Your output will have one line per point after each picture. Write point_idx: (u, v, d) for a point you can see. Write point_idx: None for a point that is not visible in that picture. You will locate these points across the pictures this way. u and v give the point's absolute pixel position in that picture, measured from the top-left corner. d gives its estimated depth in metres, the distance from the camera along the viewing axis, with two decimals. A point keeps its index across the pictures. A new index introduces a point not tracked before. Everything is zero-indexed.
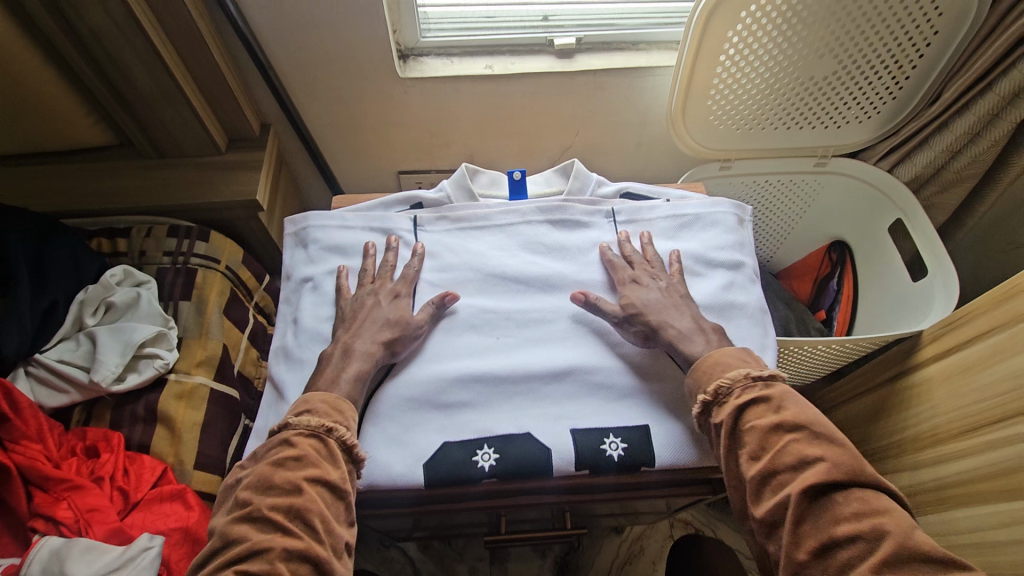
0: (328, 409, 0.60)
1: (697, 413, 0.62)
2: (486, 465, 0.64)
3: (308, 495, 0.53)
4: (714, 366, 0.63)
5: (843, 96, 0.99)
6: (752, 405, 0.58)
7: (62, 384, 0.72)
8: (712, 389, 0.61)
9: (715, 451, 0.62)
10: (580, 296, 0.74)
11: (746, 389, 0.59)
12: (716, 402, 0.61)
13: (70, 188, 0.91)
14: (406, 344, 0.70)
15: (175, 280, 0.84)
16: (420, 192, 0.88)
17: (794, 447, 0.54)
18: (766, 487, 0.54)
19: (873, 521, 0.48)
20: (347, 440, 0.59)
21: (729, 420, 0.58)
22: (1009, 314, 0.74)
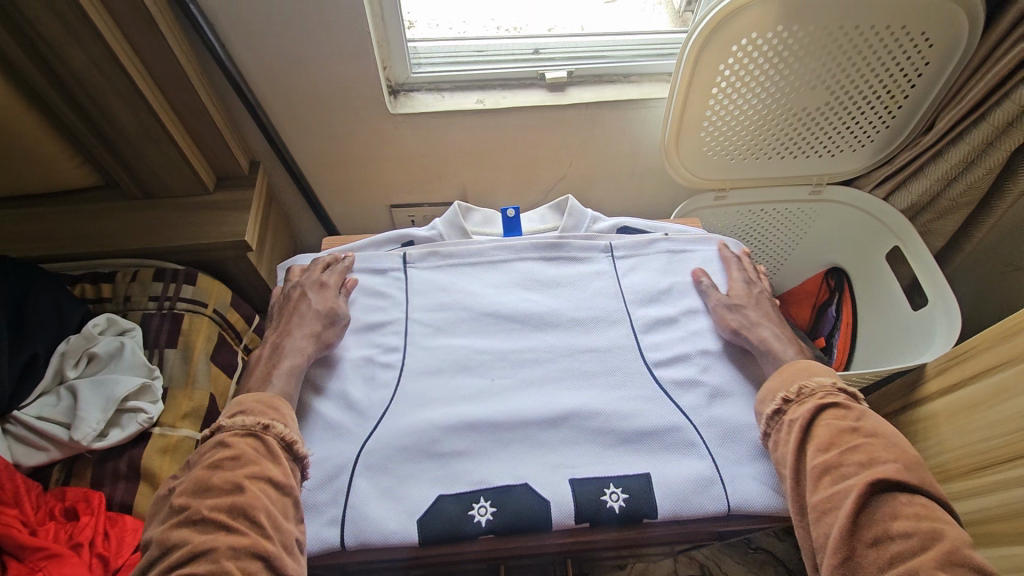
0: (262, 408, 0.61)
1: (773, 409, 0.65)
2: (482, 521, 0.60)
3: (251, 493, 0.54)
4: (800, 371, 0.66)
5: (837, 126, 0.98)
6: (831, 407, 0.61)
7: (42, 442, 0.69)
8: (796, 388, 0.64)
9: (773, 451, 0.64)
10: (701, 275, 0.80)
11: (829, 394, 0.62)
12: (795, 401, 0.64)
13: (53, 231, 0.89)
14: (330, 332, 0.72)
15: (160, 326, 0.82)
16: (411, 230, 0.86)
17: (865, 447, 0.57)
18: (825, 477, 0.57)
19: (932, 525, 0.51)
20: (285, 437, 0.60)
21: (804, 416, 0.61)
22: (1017, 349, 0.73)
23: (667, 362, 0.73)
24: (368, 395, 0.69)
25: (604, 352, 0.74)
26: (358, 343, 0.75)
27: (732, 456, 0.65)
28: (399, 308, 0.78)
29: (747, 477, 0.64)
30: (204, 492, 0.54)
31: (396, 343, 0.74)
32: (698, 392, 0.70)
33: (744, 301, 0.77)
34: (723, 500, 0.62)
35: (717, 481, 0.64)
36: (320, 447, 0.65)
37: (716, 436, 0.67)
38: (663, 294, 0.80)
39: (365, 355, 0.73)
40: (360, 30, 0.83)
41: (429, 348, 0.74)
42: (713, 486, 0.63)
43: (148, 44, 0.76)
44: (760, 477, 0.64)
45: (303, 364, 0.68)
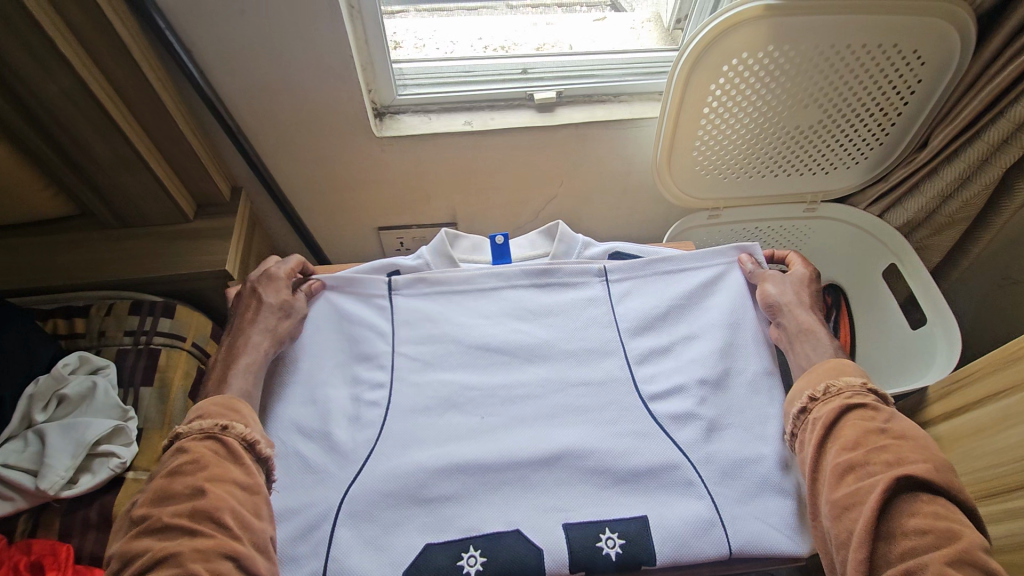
0: (221, 408, 0.60)
1: (802, 408, 0.64)
2: (472, 572, 0.57)
3: (215, 494, 0.53)
4: (831, 369, 0.65)
5: (830, 144, 0.97)
6: (859, 408, 0.60)
7: (7, 491, 0.65)
8: (823, 387, 0.63)
9: (800, 453, 0.63)
10: (748, 265, 0.78)
11: (857, 394, 0.61)
12: (821, 400, 0.63)
13: (24, 263, 0.85)
14: (287, 324, 0.72)
15: (135, 363, 0.79)
16: (397, 259, 0.84)
17: (890, 445, 0.56)
18: (848, 475, 0.56)
19: (951, 525, 0.50)
20: (247, 436, 0.59)
21: (829, 415, 0.60)
22: (1019, 377, 0.71)
23: (663, 396, 0.70)
24: (353, 436, 0.66)
25: (598, 387, 0.71)
26: (341, 379, 0.72)
27: (733, 496, 0.63)
28: (384, 339, 0.75)
29: (747, 518, 0.61)
30: (165, 499, 0.53)
31: (382, 378, 0.71)
32: (697, 426, 0.67)
33: (800, 286, 0.75)
34: (722, 543, 0.60)
35: (716, 523, 0.61)
36: (303, 495, 0.62)
37: (714, 474, 0.64)
38: (659, 320, 0.77)
39: (350, 395, 0.70)
40: (344, 54, 0.81)
41: (416, 384, 0.71)
42: (712, 529, 0.61)
43: (120, 70, 0.73)
44: (761, 519, 0.62)
45: (260, 360, 0.67)
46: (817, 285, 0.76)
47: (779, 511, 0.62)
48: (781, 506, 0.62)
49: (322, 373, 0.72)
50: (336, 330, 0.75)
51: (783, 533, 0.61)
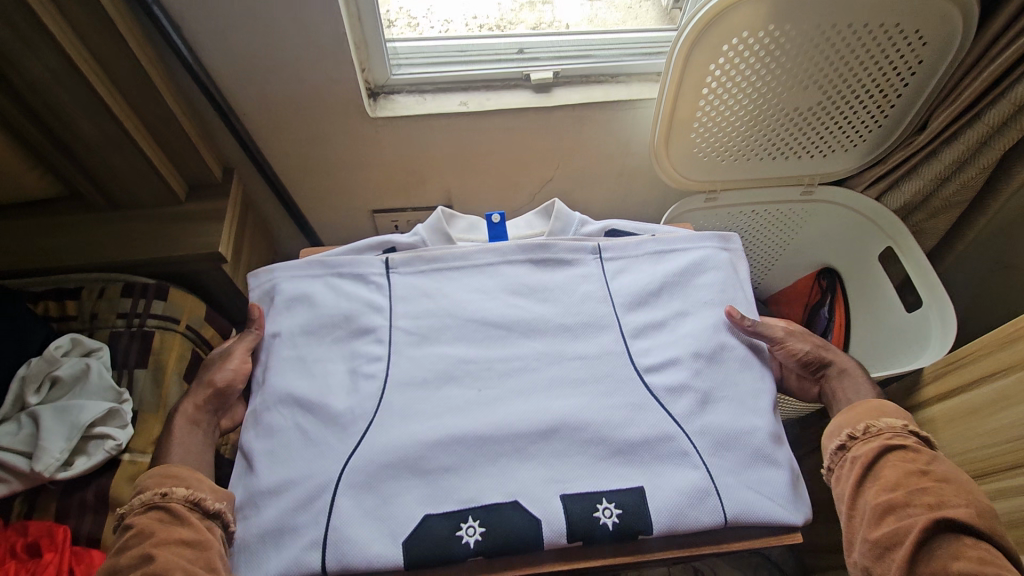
0: (160, 479, 0.58)
1: (838, 445, 0.65)
2: (471, 542, 0.56)
3: (162, 558, 0.51)
4: (870, 410, 0.66)
5: (828, 125, 0.96)
6: (900, 448, 0.61)
7: (1, 473, 0.65)
8: (862, 426, 0.64)
9: (835, 488, 0.64)
10: (738, 317, 0.72)
11: (898, 435, 0.62)
12: (860, 439, 0.64)
13: (13, 244, 0.84)
14: (221, 372, 0.69)
15: (129, 346, 0.79)
16: (392, 237, 0.80)
17: (932, 488, 0.56)
18: (888, 515, 0.56)
19: (995, 569, 0.50)
20: (190, 497, 0.57)
21: (870, 454, 0.61)
22: (1013, 357, 0.71)
23: (659, 367, 0.68)
24: (348, 404, 0.64)
25: (594, 359, 0.69)
26: (337, 353, 0.69)
27: (726, 466, 0.62)
28: (381, 314, 0.72)
29: (739, 487, 0.60)
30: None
31: (379, 352, 0.69)
32: (693, 396, 0.66)
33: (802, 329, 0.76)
34: (719, 511, 0.59)
35: (712, 494, 0.60)
36: (298, 465, 0.60)
37: (708, 444, 0.63)
38: (654, 295, 0.75)
39: (348, 368, 0.68)
40: (336, 29, 0.79)
41: (412, 356, 0.69)
42: (708, 498, 0.59)
43: (104, 41, 0.70)
44: (755, 487, 0.61)
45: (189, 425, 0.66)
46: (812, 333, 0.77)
47: (773, 482, 0.62)
48: (779, 479, 0.62)
49: (320, 344, 0.70)
50: (329, 304, 0.72)
51: (779, 504, 0.60)
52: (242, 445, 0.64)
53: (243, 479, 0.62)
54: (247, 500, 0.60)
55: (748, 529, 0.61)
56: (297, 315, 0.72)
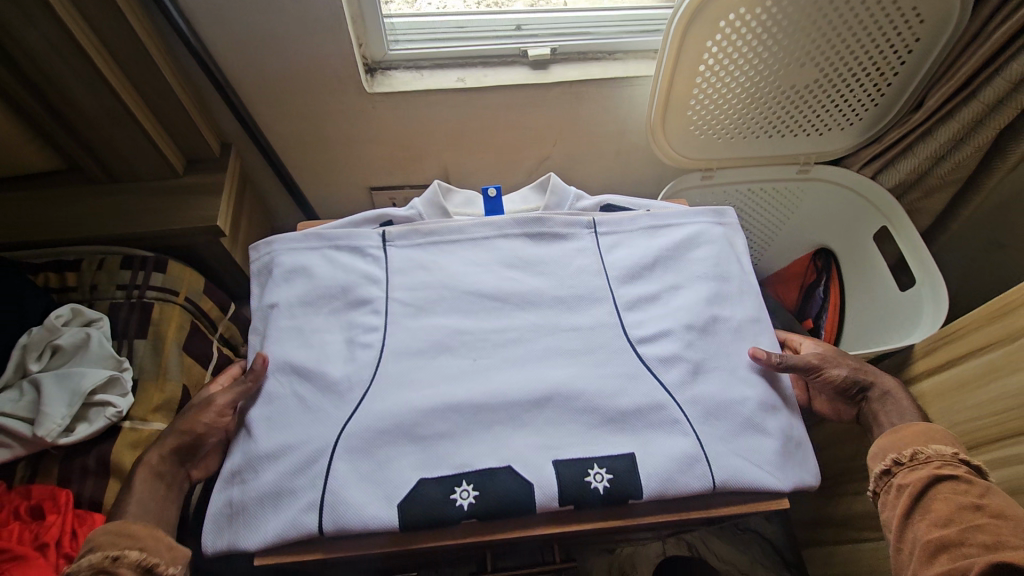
0: (113, 537, 0.54)
1: (883, 471, 0.64)
2: (465, 504, 0.58)
3: None
4: (918, 435, 0.64)
5: (826, 104, 0.96)
6: (950, 479, 0.59)
7: (3, 438, 0.66)
8: (909, 453, 0.63)
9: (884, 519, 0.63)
10: (764, 357, 0.68)
11: (947, 464, 0.60)
12: (907, 466, 0.62)
13: (13, 217, 0.85)
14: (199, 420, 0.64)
15: (129, 316, 0.79)
16: (390, 210, 0.81)
17: (988, 525, 0.54)
18: (941, 552, 0.54)
19: None
20: (141, 563, 0.53)
21: (916, 485, 0.60)
22: (1001, 332, 0.72)
23: (652, 339, 0.69)
24: (345, 372, 0.65)
25: (588, 331, 0.70)
26: (335, 324, 0.70)
27: (716, 433, 0.63)
28: (378, 285, 0.73)
29: (728, 454, 0.61)
30: None
31: (376, 322, 0.70)
32: (684, 366, 0.67)
33: (832, 350, 0.75)
34: (708, 476, 0.60)
35: (701, 460, 0.61)
36: (296, 431, 0.61)
37: (698, 413, 0.64)
38: (648, 269, 0.76)
39: (344, 338, 0.69)
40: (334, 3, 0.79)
41: (408, 328, 0.69)
42: (697, 464, 0.61)
43: (100, 13, 0.70)
44: (745, 455, 0.62)
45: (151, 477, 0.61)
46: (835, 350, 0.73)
47: (763, 451, 0.63)
48: (771, 448, 0.63)
49: (317, 315, 0.71)
50: (327, 276, 0.73)
51: (768, 471, 0.61)
52: (238, 410, 0.65)
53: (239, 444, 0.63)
54: (241, 464, 0.61)
55: (736, 494, 0.62)
56: (294, 287, 0.72)
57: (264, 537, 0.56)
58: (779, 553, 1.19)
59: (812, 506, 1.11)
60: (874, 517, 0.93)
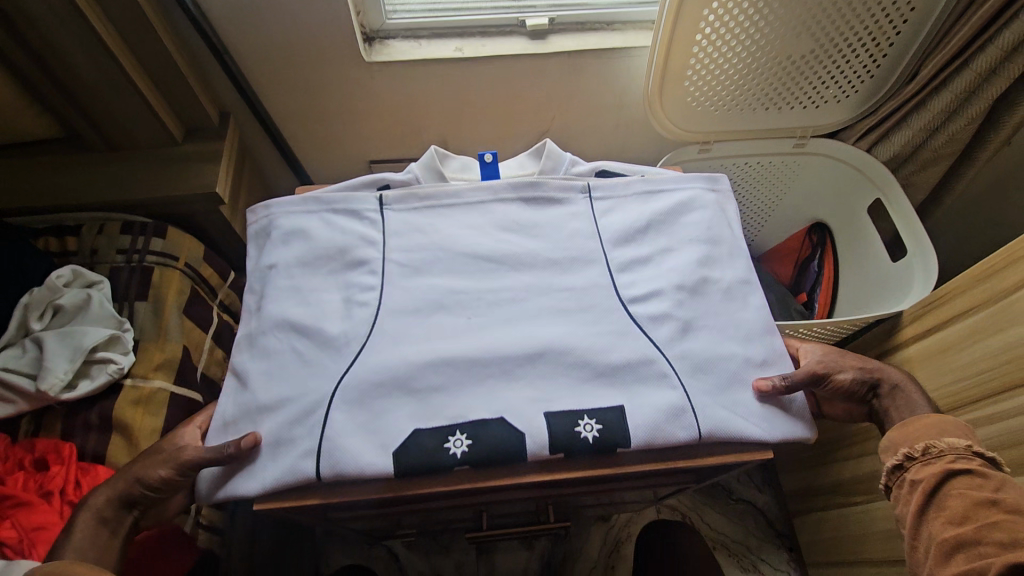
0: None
1: (894, 465, 0.59)
2: (458, 453, 0.59)
3: None
4: (929, 427, 0.60)
5: (822, 75, 0.96)
6: (964, 474, 0.54)
7: (8, 393, 0.68)
8: (919, 446, 0.58)
9: (898, 515, 0.59)
10: (769, 388, 0.64)
11: (960, 458, 0.55)
12: (918, 460, 0.58)
13: (15, 183, 0.86)
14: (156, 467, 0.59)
15: (130, 279, 0.80)
16: (387, 174, 0.81)
17: (1004, 524, 0.50)
18: (957, 555, 0.50)
19: None
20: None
21: (928, 481, 0.55)
22: (988, 293, 0.73)
23: (643, 298, 0.70)
24: (342, 329, 0.67)
25: (582, 291, 0.71)
26: (332, 284, 0.71)
27: (705, 388, 0.64)
28: (375, 247, 0.73)
29: (716, 407, 0.63)
30: None
31: (373, 282, 0.71)
32: (675, 324, 0.68)
33: (833, 351, 0.70)
34: (696, 427, 0.61)
35: (689, 412, 0.62)
36: (294, 383, 0.63)
37: (688, 368, 0.65)
38: (641, 232, 0.77)
39: (342, 297, 0.70)
40: None
41: (404, 287, 0.70)
42: (685, 415, 0.62)
43: None
44: (734, 408, 0.63)
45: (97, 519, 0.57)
46: (837, 354, 0.69)
47: (752, 407, 0.64)
48: (758, 403, 0.64)
49: (314, 275, 0.72)
50: (324, 237, 0.74)
51: (756, 425, 0.63)
52: (235, 364, 0.66)
53: (236, 398, 0.64)
54: (240, 416, 0.62)
55: (723, 446, 0.64)
56: (292, 248, 0.73)
57: (263, 482, 0.57)
58: (771, 524, 1.21)
59: (803, 476, 1.13)
60: (863, 482, 0.95)
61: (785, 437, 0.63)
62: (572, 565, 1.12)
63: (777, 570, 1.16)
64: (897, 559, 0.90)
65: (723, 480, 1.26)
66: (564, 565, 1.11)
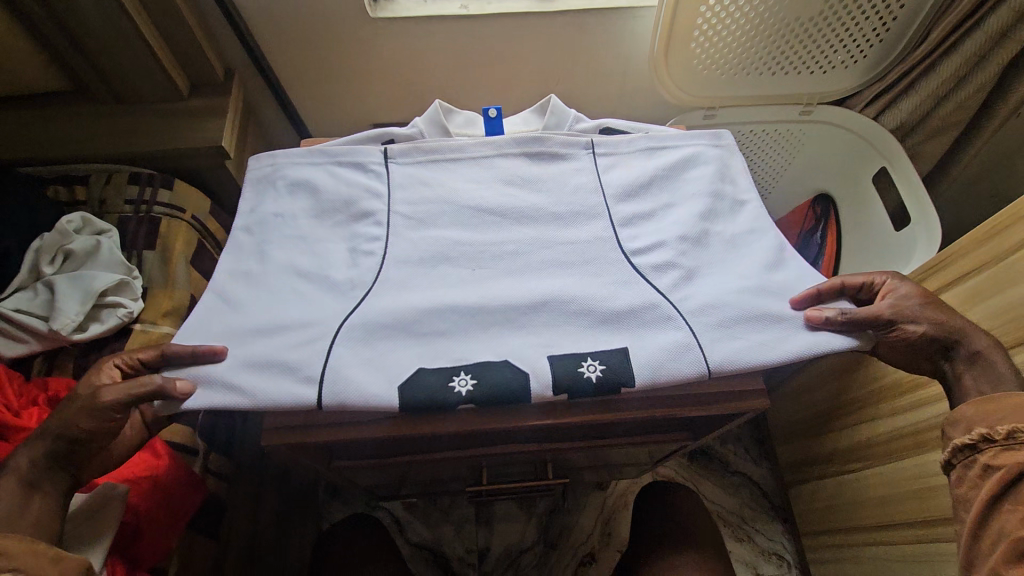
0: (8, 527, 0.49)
1: (966, 444, 0.53)
2: (462, 391, 0.60)
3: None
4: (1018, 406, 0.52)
5: (830, 39, 0.95)
6: None
7: (23, 333, 0.71)
8: (1005, 429, 0.50)
9: (958, 497, 0.53)
10: (819, 320, 0.63)
11: None
12: (1000, 444, 0.50)
13: (26, 136, 0.87)
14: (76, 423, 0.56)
15: (138, 228, 0.82)
16: (391, 128, 0.81)
17: None
18: None
19: None
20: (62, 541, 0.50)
21: (1012, 470, 0.48)
22: (988, 255, 0.74)
23: (646, 251, 0.71)
24: (348, 275, 0.68)
25: (584, 244, 0.72)
26: (338, 234, 0.72)
27: (713, 326, 0.64)
28: (381, 199, 0.74)
29: (726, 341, 0.63)
30: None
31: (378, 232, 0.72)
32: (678, 275, 0.69)
33: (921, 296, 0.63)
34: (703, 364, 0.62)
35: (693, 348, 0.62)
36: (302, 319, 0.64)
37: (693, 310, 0.66)
38: (643, 187, 0.77)
39: (348, 246, 0.71)
40: None
41: (408, 237, 0.71)
42: (689, 352, 0.62)
43: None
44: (749, 338, 0.63)
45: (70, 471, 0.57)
46: (921, 303, 0.62)
47: (773, 337, 0.63)
48: (781, 334, 0.64)
49: (319, 225, 0.73)
50: (329, 187, 0.75)
51: (776, 351, 0.62)
52: (234, 298, 0.67)
53: (234, 327, 0.63)
54: (240, 341, 0.62)
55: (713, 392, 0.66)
56: (297, 199, 0.74)
57: (262, 400, 0.58)
58: (766, 496, 1.23)
59: (799, 447, 1.14)
60: (859, 449, 0.97)
61: (812, 348, 0.62)
62: (567, 531, 1.14)
63: (771, 540, 1.18)
64: (890, 523, 0.92)
65: (718, 451, 1.28)
66: (560, 530, 1.13)
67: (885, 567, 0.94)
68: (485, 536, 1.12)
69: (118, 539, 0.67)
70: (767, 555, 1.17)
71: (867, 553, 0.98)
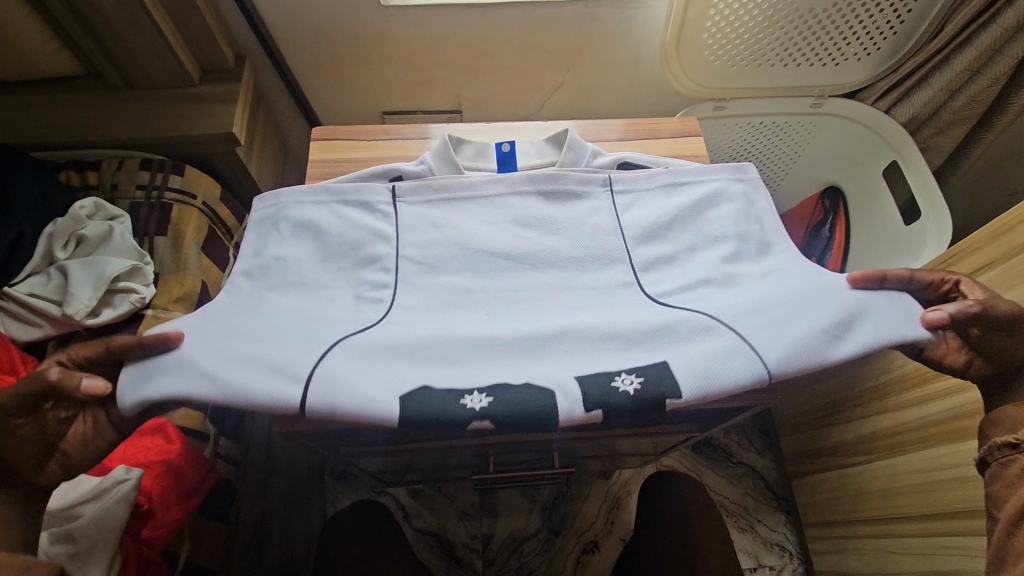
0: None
1: (1005, 444, 0.50)
2: (476, 408, 0.51)
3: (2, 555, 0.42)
4: None
5: (844, 30, 0.93)
6: None
7: (38, 317, 0.72)
8: None
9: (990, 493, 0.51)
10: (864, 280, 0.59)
11: None
12: None
13: (38, 121, 0.87)
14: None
15: (149, 214, 0.83)
16: (399, 165, 0.79)
17: None
18: None
19: None
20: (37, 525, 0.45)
21: None
22: (1001, 250, 0.74)
23: (682, 296, 0.64)
24: (350, 317, 0.61)
25: (602, 291, 0.66)
26: (341, 282, 0.66)
27: (757, 328, 0.57)
28: (388, 243, 0.69)
29: (775, 335, 0.56)
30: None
31: (386, 280, 0.65)
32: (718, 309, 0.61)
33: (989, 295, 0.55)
34: (756, 362, 0.54)
35: (743, 348, 0.55)
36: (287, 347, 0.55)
37: (732, 319, 0.59)
38: (665, 229, 0.71)
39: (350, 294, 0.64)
40: None
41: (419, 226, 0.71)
42: (739, 354, 0.55)
43: None
44: (799, 332, 0.56)
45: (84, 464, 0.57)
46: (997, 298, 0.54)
47: (828, 326, 0.56)
48: (837, 320, 0.56)
49: (320, 272, 0.66)
50: (330, 231, 0.69)
51: (831, 344, 0.55)
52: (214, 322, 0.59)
53: (220, 336, 0.56)
54: (220, 342, 0.55)
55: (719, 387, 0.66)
56: (299, 242, 0.68)
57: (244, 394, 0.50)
58: (769, 487, 1.24)
59: (804, 439, 1.15)
60: (864, 442, 0.97)
61: (868, 347, 0.54)
62: (570, 519, 1.15)
63: (773, 531, 1.19)
64: (894, 515, 0.92)
65: (721, 442, 1.28)
66: (562, 518, 1.14)
67: (887, 558, 0.94)
68: (488, 521, 1.14)
69: (131, 521, 0.68)
70: (769, 546, 1.18)
71: (870, 545, 0.98)
